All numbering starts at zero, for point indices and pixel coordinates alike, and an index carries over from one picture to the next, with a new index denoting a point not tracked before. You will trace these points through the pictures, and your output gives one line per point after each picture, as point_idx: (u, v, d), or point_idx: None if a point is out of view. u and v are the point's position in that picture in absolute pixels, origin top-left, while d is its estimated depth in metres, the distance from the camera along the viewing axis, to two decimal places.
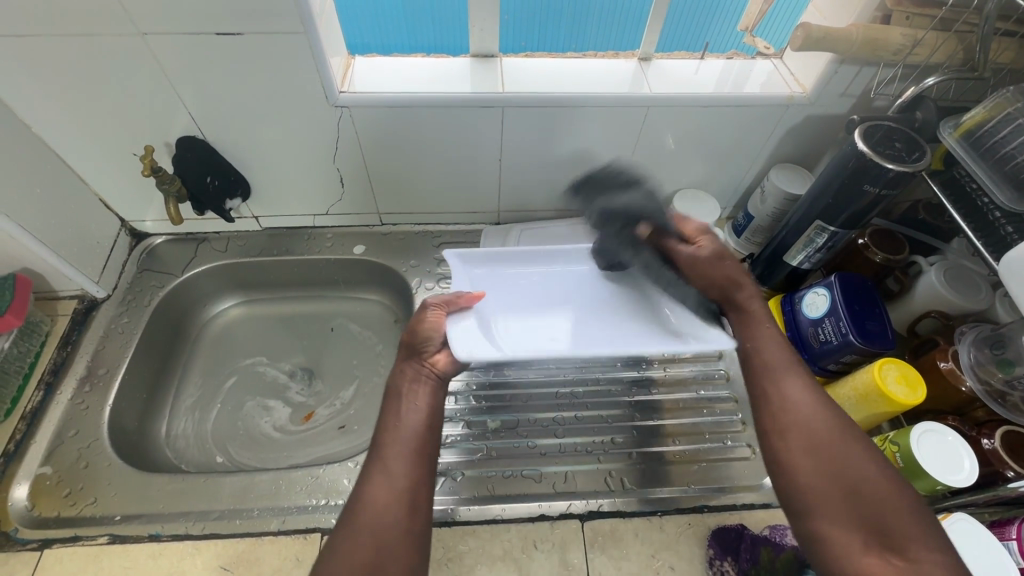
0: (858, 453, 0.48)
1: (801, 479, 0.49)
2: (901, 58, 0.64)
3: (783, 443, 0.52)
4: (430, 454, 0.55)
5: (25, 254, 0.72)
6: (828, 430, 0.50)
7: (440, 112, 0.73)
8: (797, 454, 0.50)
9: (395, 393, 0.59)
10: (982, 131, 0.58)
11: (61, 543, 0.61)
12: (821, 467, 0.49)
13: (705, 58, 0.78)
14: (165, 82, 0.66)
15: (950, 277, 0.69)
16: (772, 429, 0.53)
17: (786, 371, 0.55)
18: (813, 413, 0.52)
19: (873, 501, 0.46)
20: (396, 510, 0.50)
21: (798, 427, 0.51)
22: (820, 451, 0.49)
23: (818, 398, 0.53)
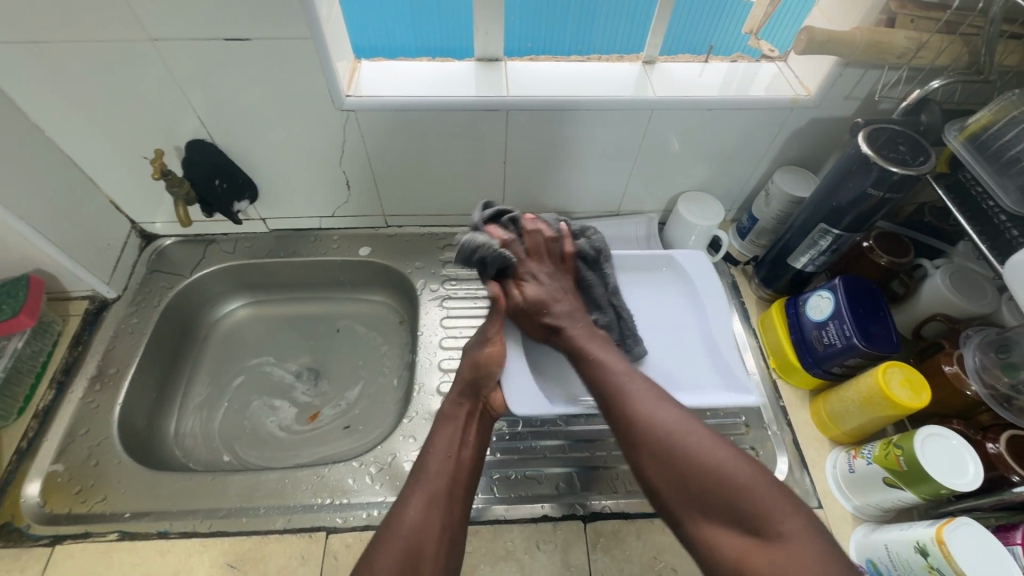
0: (704, 451, 0.51)
1: (664, 489, 0.52)
2: (906, 61, 0.64)
3: (640, 458, 0.54)
4: (470, 493, 0.59)
5: (39, 255, 0.73)
6: (671, 430, 0.53)
7: (445, 116, 0.74)
8: (653, 460, 0.53)
9: (452, 423, 0.63)
10: (987, 134, 0.58)
11: (73, 539, 0.62)
12: (673, 474, 0.52)
13: (709, 61, 0.78)
14: (174, 86, 0.67)
15: (956, 281, 0.69)
16: (625, 439, 0.55)
17: (625, 381, 0.58)
18: (655, 414, 0.55)
19: (728, 489, 0.49)
20: (437, 543, 0.54)
21: (648, 439, 0.54)
22: (669, 453, 0.52)
23: (654, 400, 0.56)
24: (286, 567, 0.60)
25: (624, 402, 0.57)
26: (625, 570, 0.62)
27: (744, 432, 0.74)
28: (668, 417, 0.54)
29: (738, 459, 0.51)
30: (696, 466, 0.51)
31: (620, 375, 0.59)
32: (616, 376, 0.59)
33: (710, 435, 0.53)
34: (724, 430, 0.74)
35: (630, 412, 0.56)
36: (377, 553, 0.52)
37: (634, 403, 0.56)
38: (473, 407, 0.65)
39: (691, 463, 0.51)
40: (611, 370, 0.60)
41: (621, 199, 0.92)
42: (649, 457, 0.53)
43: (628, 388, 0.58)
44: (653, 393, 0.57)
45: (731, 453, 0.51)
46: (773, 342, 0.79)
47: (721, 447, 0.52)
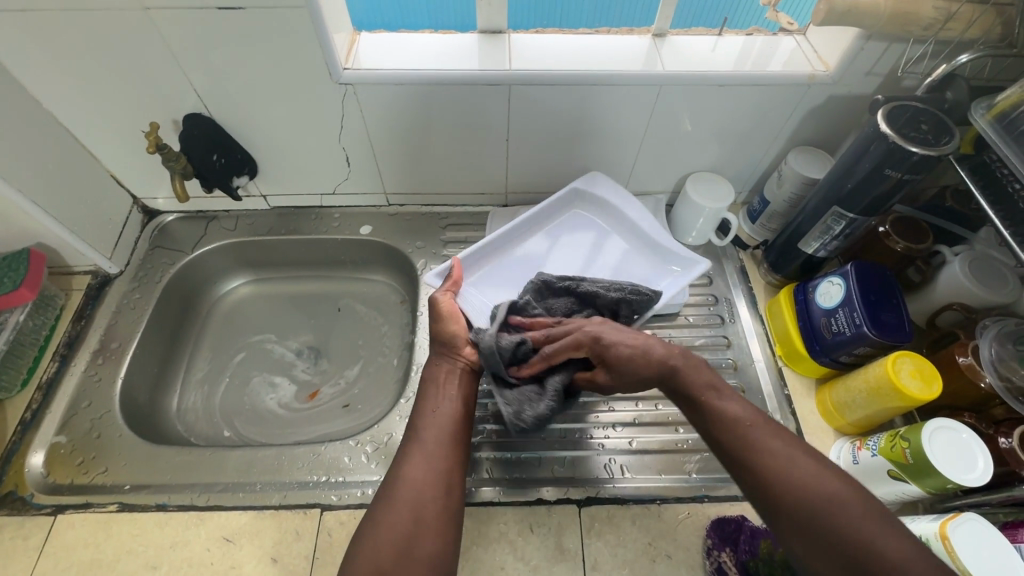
0: (852, 520, 0.45)
1: (814, 566, 0.46)
2: (933, 34, 0.60)
3: (779, 527, 0.48)
4: (463, 442, 0.59)
5: (40, 229, 0.73)
6: (814, 489, 0.47)
7: (446, 90, 0.72)
8: (790, 525, 0.47)
9: (433, 382, 0.62)
10: (1017, 112, 0.54)
11: (74, 509, 0.63)
12: (822, 551, 0.45)
13: (723, 34, 0.75)
14: (168, 57, 0.66)
15: (975, 269, 0.66)
16: (758, 501, 0.50)
17: (751, 428, 0.52)
18: (791, 470, 0.49)
19: (883, 568, 0.43)
20: (434, 491, 0.53)
21: (784, 506, 0.48)
22: (811, 525, 0.46)
23: (794, 453, 0.50)
24: (280, 543, 0.61)
25: (754, 452, 0.51)
26: (619, 555, 0.61)
27: None
28: (807, 476, 0.48)
29: (889, 531, 0.44)
30: (846, 541, 0.44)
31: (748, 425, 0.52)
32: (741, 423, 0.53)
33: (856, 498, 0.46)
34: None
35: (759, 465, 0.50)
36: (379, 508, 0.51)
37: (764, 454, 0.50)
38: (452, 366, 0.64)
39: (836, 536, 0.45)
40: (729, 417, 0.53)
41: (628, 179, 0.89)
42: (785, 518, 0.47)
43: (754, 436, 0.51)
44: (788, 449, 0.50)
45: (884, 527, 0.44)
46: (779, 329, 0.77)
47: (868, 510, 0.46)
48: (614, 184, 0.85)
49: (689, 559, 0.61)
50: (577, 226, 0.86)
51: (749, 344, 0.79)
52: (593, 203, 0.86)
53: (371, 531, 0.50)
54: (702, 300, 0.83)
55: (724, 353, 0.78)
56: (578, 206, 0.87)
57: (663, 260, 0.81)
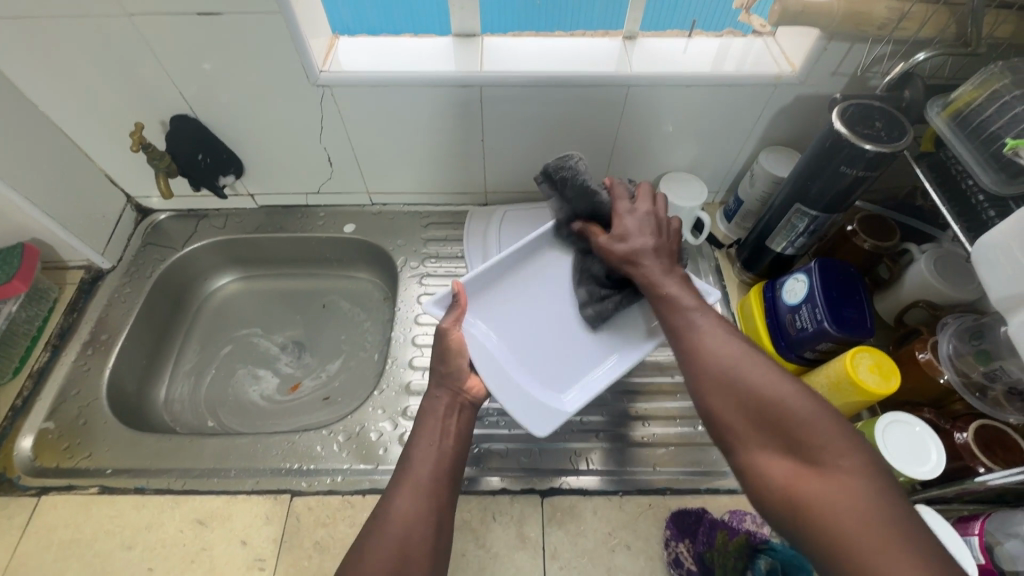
0: (765, 378, 0.47)
1: (722, 416, 0.48)
2: (888, 33, 0.61)
3: (698, 384, 0.50)
4: (455, 484, 0.55)
5: (34, 226, 0.77)
6: (725, 358, 0.49)
7: (419, 92, 0.74)
8: (716, 391, 0.49)
9: (431, 415, 0.59)
10: (968, 110, 0.55)
11: (57, 491, 0.66)
12: (733, 402, 0.47)
13: (693, 36, 0.76)
14: (154, 62, 0.69)
15: (942, 266, 0.66)
16: (687, 366, 0.52)
17: (689, 311, 0.54)
18: (718, 346, 0.50)
19: (785, 420, 0.44)
20: (423, 536, 0.50)
21: (707, 368, 0.50)
22: (729, 382, 0.48)
23: (721, 334, 0.52)
24: (250, 526, 0.63)
25: (689, 334, 0.53)
26: (578, 545, 0.62)
27: None
28: (734, 349, 0.50)
29: (803, 395, 0.45)
30: (755, 396, 0.46)
31: (689, 309, 0.54)
32: (685, 308, 0.55)
33: (777, 370, 0.48)
34: (693, 412, 0.73)
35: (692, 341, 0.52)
36: (363, 552, 0.49)
37: (697, 336, 0.52)
38: (451, 401, 0.60)
39: (747, 391, 0.47)
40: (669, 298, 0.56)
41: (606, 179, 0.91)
42: (705, 386, 0.49)
43: (688, 320, 0.54)
44: (722, 327, 0.52)
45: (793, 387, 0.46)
46: (749, 328, 0.77)
47: (783, 378, 0.47)
48: None
49: (648, 549, 0.62)
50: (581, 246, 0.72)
51: None
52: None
53: (356, 570, 0.48)
54: None
55: None
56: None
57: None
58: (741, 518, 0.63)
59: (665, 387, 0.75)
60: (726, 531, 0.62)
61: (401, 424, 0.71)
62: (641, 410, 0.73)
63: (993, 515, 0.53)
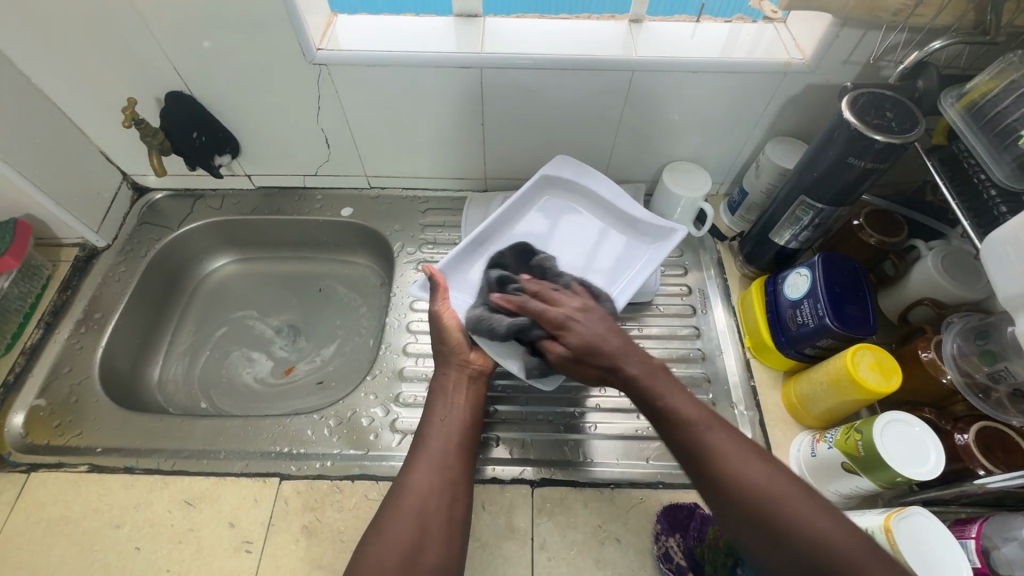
0: (800, 512, 0.45)
1: (761, 556, 0.46)
2: (903, 20, 0.59)
3: (726, 517, 0.48)
4: (470, 455, 0.57)
5: (28, 201, 0.76)
6: (753, 488, 0.47)
7: (417, 73, 0.72)
8: (746, 526, 0.46)
9: (440, 391, 0.61)
10: (985, 101, 0.53)
11: (47, 467, 0.66)
12: (767, 542, 0.45)
13: (701, 21, 0.74)
14: (148, 37, 0.68)
15: (949, 264, 0.64)
16: (710, 497, 0.49)
17: (705, 430, 0.51)
18: (742, 472, 0.48)
19: (827, 562, 0.43)
20: (440, 502, 0.52)
21: (735, 501, 0.47)
22: (759, 518, 0.46)
23: (751, 458, 0.49)
24: (238, 508, 0.63)
25: (711, 457, 0.50)
26: (568, 536, 0.62)
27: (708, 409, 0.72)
28: (769, 476, 0.47)
29: (842, 529, 0.44)
30: (792, 535, 0.44)
31: (701, 426, 0.51)
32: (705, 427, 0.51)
33: (813, 501, 0.46)
34: None
35: (714, 466, 0.49)
36: (379, 524, 0.50)
37: (721, 459, 0.49)
38: (459, 374, 0.63)
39: (782, 528, 0.45)
40: (682, 417, 0.53)
41: (608, 167, 0.89)
42: (734, 519, 0.47)
43: (710, 438, 0.51)
44: (744, 447, 0.50)
45: (827, 520, 0.44)
46: (749, 322, 0.76)
47: (816, 511, 0.45)
48: (580, 166, 0.80)
49: (638, 543, 0.61)
50: (554, 214, 0.80)
51: (719, 337, 0.78)
52: (563, 185, 0.81)
53: (375, 539, 0.49)
54: (676, 291, 0.82)
55: (693, 343, 0.78)
56: (547, 192, 0.81)
57: (639, 233, 0.77)
58: None
59: None
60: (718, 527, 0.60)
61: (393, 411, 0.71)
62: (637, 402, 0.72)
63: (991, 518, 0.52)
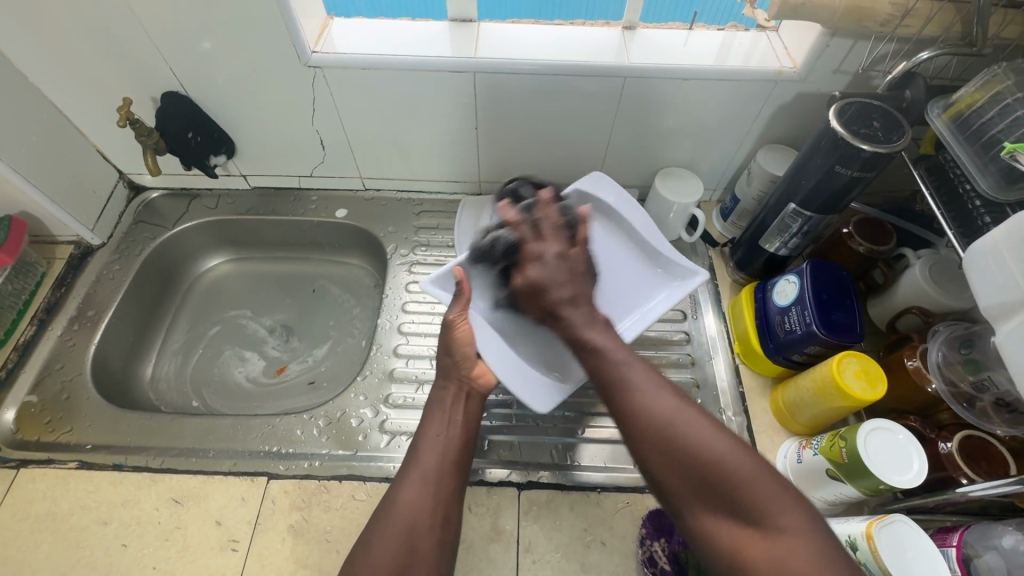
0: (705, 437, 0.46)
1: (667, 481, 0.47)
2: (891, 30, 0.59)
3: (638, 448, 0.49)
4: (462, 471, 0.57)
5: (23, 199, 0.77)
6: (661, 416, 0.48)
7: (411, 76, 0.73)
8: (655, 453, 0.47)
9: (438, 404, 0.61)
10: (970, 112, 0.54)
11: (36, 464, 0.66)
12: (673, 465, 0.46)
13: (694, 29, 0.75)
14: (144, 39, 0.68)
15: (936, 273, 0.64)
16: (624, 430, 0.50)
17: (623, 366, 0.52)
18: (653, 401, 0.49)
19: (726, 482, 0.44)
20: (432, 521, 0.52)
21: (645, 431, 0.48)
22: (666, 444, 0.47)
23: (655, 389, 0.50)
24: (225, 507, 0.63)
25: (624, 390, 0.51)
26: (553, 539, 0.62)
27: None
28: (674, 407, 0.48)
29: (741, 450, 0.45)
30: (695, 458, 0.45)
31: (618, 362, 0.52)
32: (625, 364, 0.52)
33: (712, 424, 0.47)
34: None
35: (626, 396, 0.50)
36: (371, 539, 0.50)
37: (631, 393, 0.50)
38: (458, 389, 0.63)
39: (685, 453, 0.46)
40: (600, 353, 0.53)
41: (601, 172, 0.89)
42: (641, 449, 0.48)
43: (626, 374, 0.51)
44: (658, 380, 0.51)
45: (729, 443, 0.46)
46: (739, 329, 0.76)
47: (719, 435, 0.46)
48: (612, 184, 0.76)
49: (623, 547, 0.61)
50: None
51: (709, 343, 0.79)
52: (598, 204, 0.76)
53: (366, 555, 0.49)
54: None
55: (683, 348, 0.78)
56: (572, 203, 0.78)
57: (656, 265, 0.74)
58: None
59: None
60: None
61: (383, 412, 0.71)
62: None
63: (972, 527, 0.52)
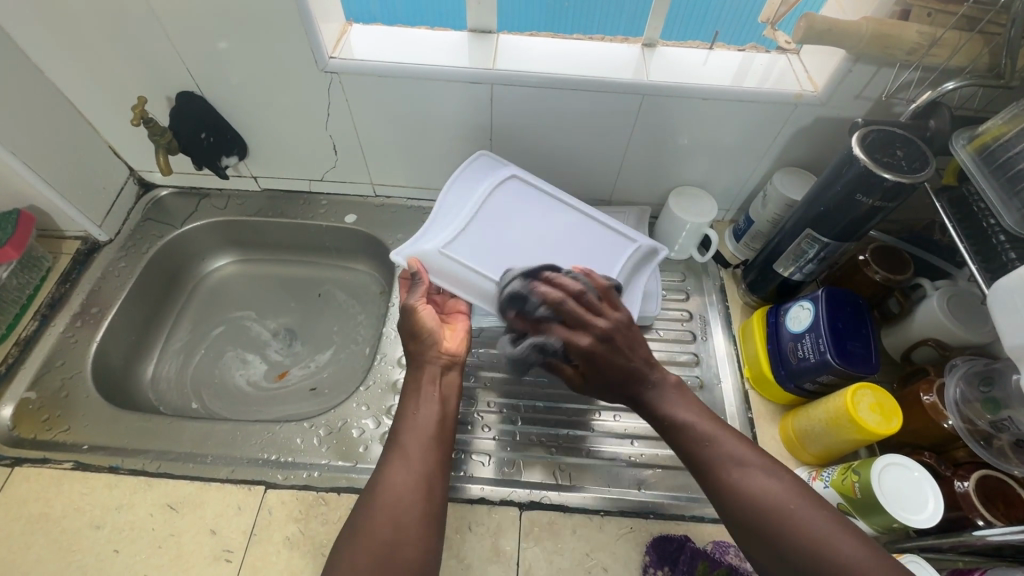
0: (806, 521, 0.46)
1: (770, 571, 0.47)
2: (917, 59, 0.58)
3: (738, 532, 0.49)
4: (447, 439, 0.57)
5: (34, 193, 0.77)
6: (762, 504, 0.48)
7: (427, 85, 0.72)
8: (754, 539, 0.48)
9: (413, 386, 0.60)
10: (996, 145, 0.53)
11: (31, 463, 0.65)
12: (774, 555, 0.46)
13: (714, 48, 0.74)
14: (163, 38, 0.68)
15: (955, 305, 0.63)
16: (722, 515, 0.51)
17: (710, 446, 0.53)
18: (745, 481, 0.49)
19: (831, 574, 0.44)
20: (415, 493, 0.51)
21: (744, 512, 0.48)
22: (765, 531, 0.47)
23: (749, 468, 0.50)
24: (221, 516, 0.62)
25: (714, 474, 0.51)
26: (554, 563, 0.60)
27: None
28: (770, 484, 0.49)
29: (844, 538, 0.45)
30: (798, 547, 0.45)
31: (702, 439, 0.53)
32: (720, 447, 0.52)
33: (807, 507, 0.47)
34: None
35: (722, 482, 0.51)
36: (357, 522, 0.50)
37: (721, 475, 0.51)
38: (434, 369, 0.62)
39: (786, 541, 0.46)
40: (691, 435, 0.54)
41: (614, 187, 0.88)
42: (744, 533, 0.48)
43: (716, 456, 0.52)
44: (750, 458, 0.51)
45: (830, 528, 0.46)
46: (749, 353, 0.75)
47: (825, 522, 0.46)
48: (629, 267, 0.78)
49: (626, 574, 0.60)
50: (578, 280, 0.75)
51: (719, 366, 0.77)
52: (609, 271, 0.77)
53: (351, 541, 0.49)
54: (677, 316, 0.82)
55: (692, 370, 0.77)
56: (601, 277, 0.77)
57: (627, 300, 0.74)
58: (723, 549, 0.61)
59: None
60: (708, 563, 0.60)
61: (385, 423, 0.70)
62: (632, 427, 0.71)
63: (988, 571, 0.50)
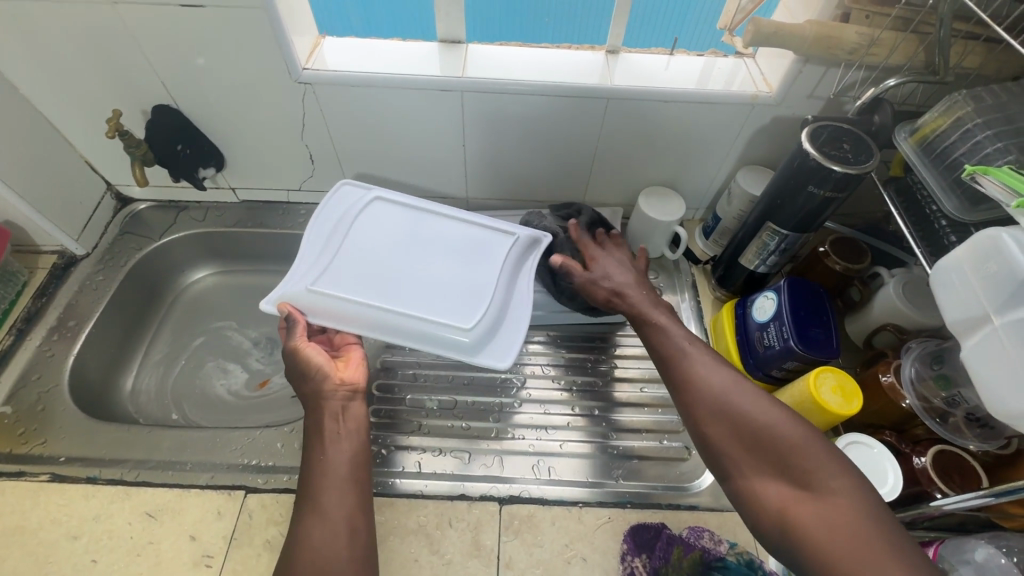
0: (759, 403, 0.52)
1: (715, 441, 0.53)
2: (859, 58, 0.62)
3: (694, 413, 0.55)
4: (363, 477, 0.55)
5: (9, 209, 0.77)
6: (718, 388, 0.54)
7: (399, 93, 0.74)
8: (710, 415, 0.53)
9: (317, 434, 0.57)
10: (933, 137, 0.56)
11: (7, 476, 0.65)
12: (728, 429, 0.52)
13: (675, 54, 0.77)
14: (137, 52, 0.70)
15: (909, 290, 0.66)
16: (681, 397, 0.56)
17: (685, 342, 0.59)
18: (708, 373, 0.56)
19: (774, 445, 0.50)
20: (339, 545, 0.50)
21: (706, 398, 0.54)
22: (721, 408, 0.53)
23: (709, 361, 0.57)
24: (200, 522, 0.62)
25: (684, 356, 0.58)
26: (534, 555, 0.61)
27: (679, 429, 0.72)
28: (726, 372, 0.55)
29: (788, 417, 0.51)
30: (749, 421, 0.51)
31: (680, 333, 0.60)
32: (688, 339, 0.59)
33: (760, 395, 0.53)
34: (660, 426, 0.72)
35: (687, 368, 0.57)
36: None
37: (689, 361, 0.57)
38: (336, 405, 0.59)
39: (739, 417, 0.52)
40: (668, 332, 0.60)
41: (587, 189, 0.91)
42: (702, 412, 0.54)
43: (683, 347, 0.59)
44: (711, 357, 0.57)
45: (778, 409, 0.52)
46: (721, 346, 0.77)
47: (771, 406, 0.52)
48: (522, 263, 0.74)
49: (604, 563, 0.61)
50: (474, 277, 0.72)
51: None
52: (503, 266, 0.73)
53: None
54: None
55: None
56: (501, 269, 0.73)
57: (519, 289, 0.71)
58: (699, 534, 0.62)
59: (634, 400, 0.74)
60: (682, 547, 0.61)
61: None
62: (608, 420, 0.72)
63: (947, 541, 0.53)
